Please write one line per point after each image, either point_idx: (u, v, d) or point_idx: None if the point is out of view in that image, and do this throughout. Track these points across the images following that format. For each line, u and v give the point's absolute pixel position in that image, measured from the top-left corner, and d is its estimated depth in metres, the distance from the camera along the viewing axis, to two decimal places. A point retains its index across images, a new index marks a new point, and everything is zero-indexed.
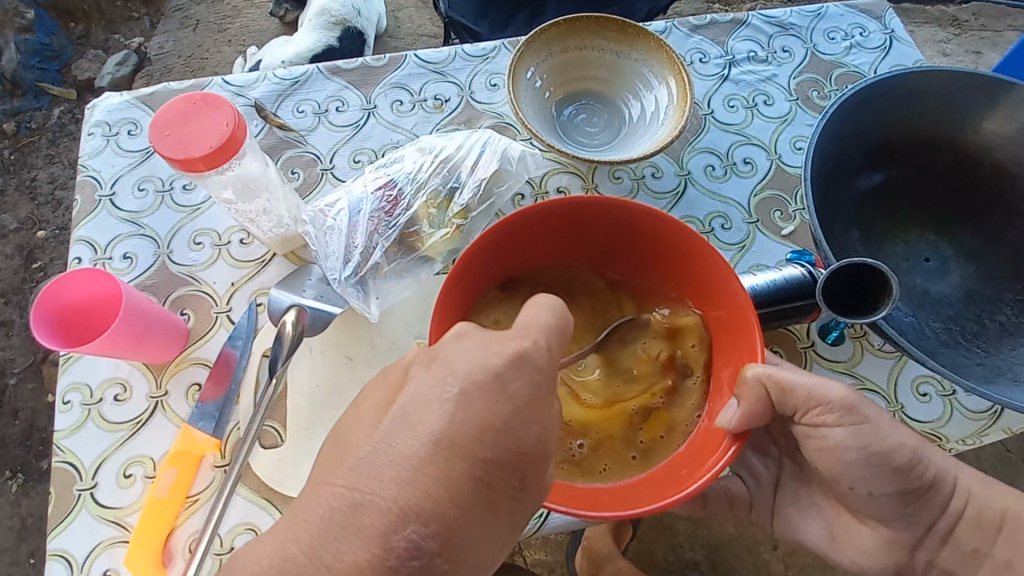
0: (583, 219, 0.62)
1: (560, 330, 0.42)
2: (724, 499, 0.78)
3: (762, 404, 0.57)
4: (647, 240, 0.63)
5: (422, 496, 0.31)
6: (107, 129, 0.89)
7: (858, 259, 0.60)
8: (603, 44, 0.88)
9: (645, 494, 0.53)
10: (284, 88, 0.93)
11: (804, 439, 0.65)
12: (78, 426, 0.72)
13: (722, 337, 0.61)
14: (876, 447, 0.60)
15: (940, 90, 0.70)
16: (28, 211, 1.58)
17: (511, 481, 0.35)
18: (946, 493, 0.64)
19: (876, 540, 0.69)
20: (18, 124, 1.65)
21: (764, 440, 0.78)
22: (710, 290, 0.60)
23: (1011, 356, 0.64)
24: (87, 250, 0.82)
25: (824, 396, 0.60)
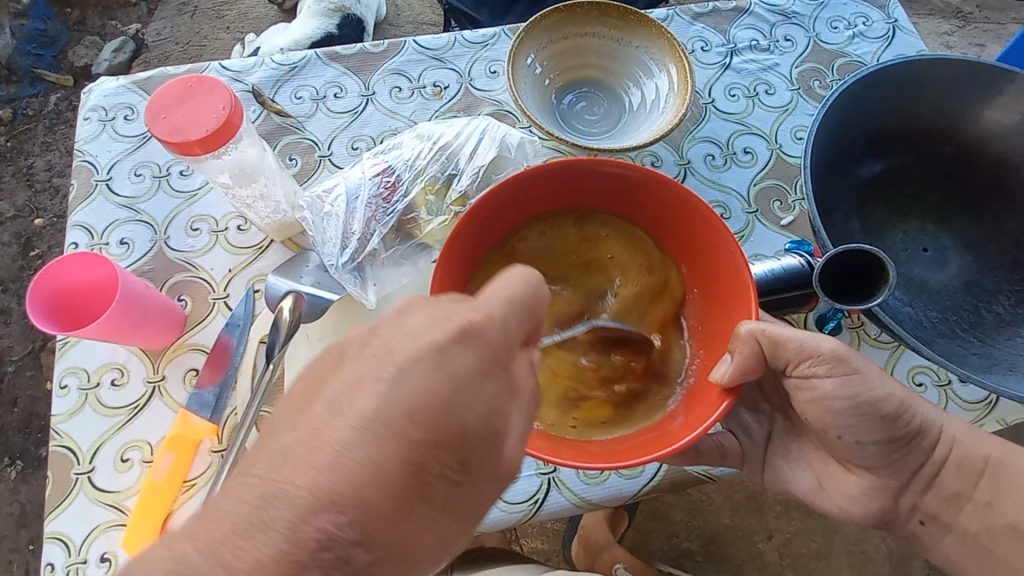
0: (582, 180, 0.64)
1: (525, 302, 0.39)
2: (717, 454, 0.73)
3: (755, 361, 0.59)
4: (645, 201, 0.65)
5: (342, 482, 0.30)
6: (103, 113, 0.88)
7: (854, 246, 0.60)
8: (604, 31, 0.87)
9: (639, 449, 0.56)
10: (282, 73, 0.93)
11: (794, 392, 0.65)
12: (75, 411, 0.72)
13: (714, 300, 0.64)
14: (865, 396, 0.61)
15: (944, 79, 0.69)
16: (26, 198, 1.57)
17: (449, 465, 0.34)
18: (931, 440, 0.64)
19: (862, 488, 0.68)
20: (14, 111, 1.63)
21: (755, 396, 0.78)
22: (705, 250, 0.63)
23: (1007, 346, 0.65)
24: (84, 235, 0.81)
25: (815, 348, 0.61)
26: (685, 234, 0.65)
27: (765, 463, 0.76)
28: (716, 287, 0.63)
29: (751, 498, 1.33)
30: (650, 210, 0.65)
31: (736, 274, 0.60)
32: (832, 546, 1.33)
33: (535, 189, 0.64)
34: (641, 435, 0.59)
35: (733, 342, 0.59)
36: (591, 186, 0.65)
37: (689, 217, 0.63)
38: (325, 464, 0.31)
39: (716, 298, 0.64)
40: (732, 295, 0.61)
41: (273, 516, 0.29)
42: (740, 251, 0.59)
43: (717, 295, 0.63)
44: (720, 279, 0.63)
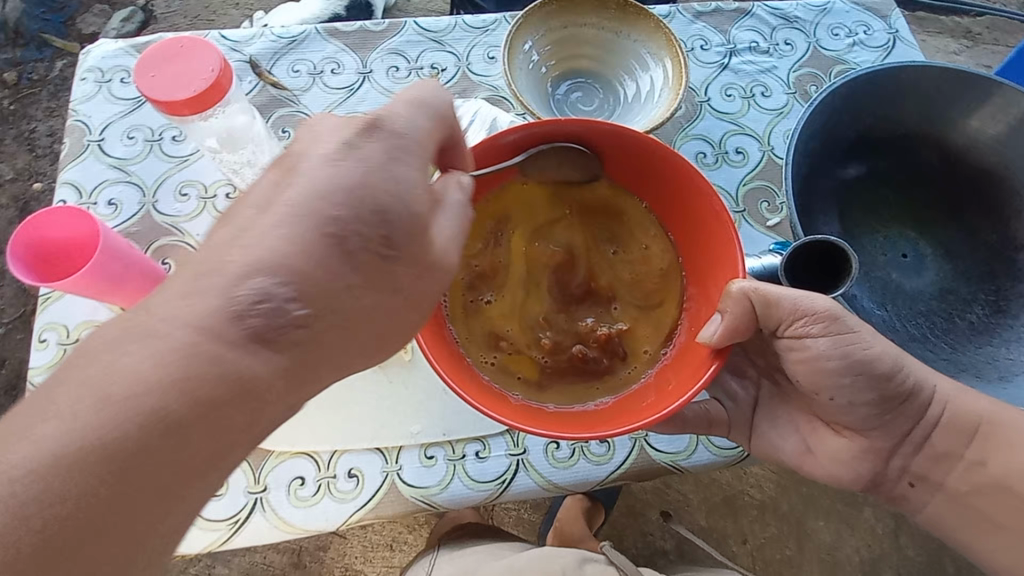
0: (573, 142, 0.65)
1: (427, 105, 0.50)
2: (703, 421, 0.72)
3: (747, 319, 0.59)
4: (636, 160, 0.66)
5: (270, 253, 0.41)
6: (100, 75, 0.89)
7: (818, 236, 0.63)
8: (601, 23, 0.87)
9: (627, 419, 0.58)
10: (281, 46, 0.93)
11: (785, 353, 0.64)
12: (52, 365, 0.73)
13: (702, 260, 0.66)
14: (858, 355, 0.60)
15: (931, 87, 0.72)
16: (26, 162, 1.57)
17: (372, 242, 0.44)
18: (923, 401, 0.64)
19: (851, 450, 0.68)
20: (19, 74, 1.63)
21: (742, 362, 0.77)
22: (693, 213, 0.64)
23: (976, 353, 0.69)
24: (72, 194, 0.82)
25: (810, 307, 0.60)
26: (677, 199, 0.66)
27: (752, 430, 0.74)
28: (706, 252, 0.65)
29: (727, 501, 1.34)
30: (642, 174, 0.67)
31: (723, 237, 0.62)
32: (805, 552, 1.33)
33: (528, 152, 0.65)
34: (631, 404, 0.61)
35: (723, 301, 0.59)
36: (585, 149, 0.66)
37: (678, 180, 0.64)
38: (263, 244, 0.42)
39: (706, 263, 0.65)
40: (720, 260, 0.63)
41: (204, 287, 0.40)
42: (728, 214, 0.60)
43: (706, 260, 0.65)
44: (710, 244, 0.64)
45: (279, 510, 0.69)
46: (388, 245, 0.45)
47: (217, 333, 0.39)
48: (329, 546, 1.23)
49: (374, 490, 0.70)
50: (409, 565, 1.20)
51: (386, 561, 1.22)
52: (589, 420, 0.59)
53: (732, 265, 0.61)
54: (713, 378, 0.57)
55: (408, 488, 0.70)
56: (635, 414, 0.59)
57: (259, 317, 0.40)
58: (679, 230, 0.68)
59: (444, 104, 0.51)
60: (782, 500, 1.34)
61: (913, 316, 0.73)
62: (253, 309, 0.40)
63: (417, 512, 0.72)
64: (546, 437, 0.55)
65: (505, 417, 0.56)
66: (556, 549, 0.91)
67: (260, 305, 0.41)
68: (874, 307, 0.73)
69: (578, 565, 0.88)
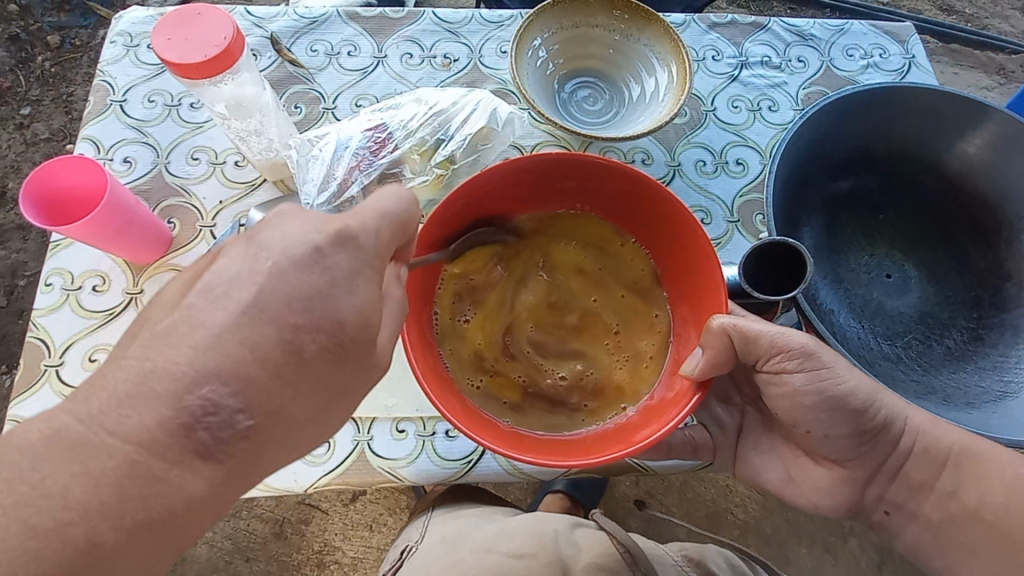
0: (564, 175, 0.65)
1: (395, 217, 0.49)
2: (687, 446, 0.72)
3: (727, 355, 0.59)
4: (626, 196, 0.66)
5: (224, 359, 0.39)
6: (128, 39, 0.93)
7: (779, 238, 0.65)
8: (613, 25, 0.89)
9: (606, 448, 0.57)
10: (302, 26, 0.96)
11: (766, 387, 0.65)
12: (55, 307, 0.77)
13: (689, 296, 0.65)
14: (832, 391, 0.61)
15: (925, 111, 0.79)
16: (62, 123, 1.63)
17: (325, 345, 0.43)
18: (896, 433, 0.64)
19: (830, 479, 0.69)
20: (63, 38, 1.69)
21: (728, 388, 0.78)
22: (682, 246, 0.64)
23: (948, 377, 0.73)
24: (91, 149, 0.86)
25: (786, 343, 0.61)
26: (666, 233, 0.66)
27: (736, 454, 0.76)
28: (693, 285, 0.64)
29: (709, 517, 1.31)
30: (635, 210, 0.67)
31: (708, 272, 0.61)
32: None
33: (518, 184, 0.66)
34: (613, 435, 0.60)
35: (705, 336, 0.59)
36: (575, 182, 0.67)
37: (666, 215, 0.64)
38: (224, 352, 0.40)
39: (693, 297, 0.64)
40: (707, 296, 0.62)
41: (153, 386, 0.38)
42: (712, 248, 0.60)
43: (693, 295, 0.64)
44: (698, 279, 0.63)
45: None
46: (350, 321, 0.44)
47: (156, 452, 0.38)
48: (310, 520, 1.25)
49: (342, 456, 0.72)
50: (388, 547, 1.22)
51: (364, 540, 1.24)
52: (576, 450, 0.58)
53: (716, 299, 0.61)
54: (696, 408, 0.56)
55: (376, 459, 0.72)
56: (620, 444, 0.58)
57: (209, 432, 0.39)
58: (669, 264, 0.68)
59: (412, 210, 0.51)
60: (766, 524, 1.31)
61: (890, 334, 0.78)
62: (203, 421, 0.39)
63: (382, 484, 0.73)
64: (530, 464, 0.54)
65: (491, 442, 0.56)
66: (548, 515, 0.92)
67: (208, 418, 0.39)
68: (852, 325, 0.78)
69: (568, 529, 0.88)
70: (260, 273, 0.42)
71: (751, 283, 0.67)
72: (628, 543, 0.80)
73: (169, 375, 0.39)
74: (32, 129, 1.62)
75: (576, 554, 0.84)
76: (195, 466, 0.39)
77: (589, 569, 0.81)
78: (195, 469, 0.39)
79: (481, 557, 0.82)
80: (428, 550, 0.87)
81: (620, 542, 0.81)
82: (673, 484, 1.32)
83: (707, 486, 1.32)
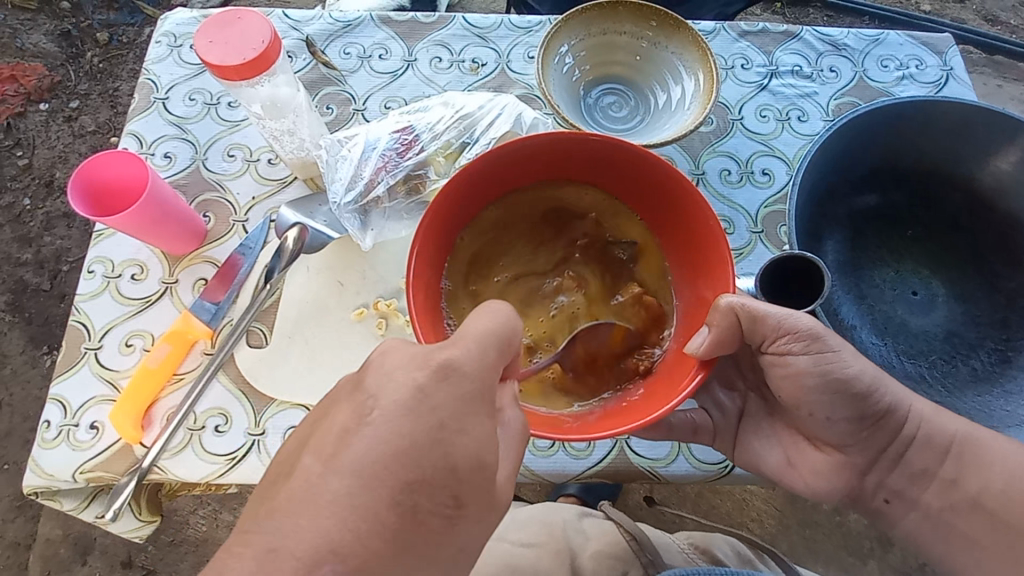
0: (569, 154, 0.65)
1: (500, 336, 0.47)
2: (687, 428, 0.73)
3: (732, 334, 0.59)
4: (631, 176, 0.66)
5: (342, 532, 0.37)
6: (173, 40, 0.97)
7: (795, 253, 0.64)
8: (642, 32, 0.89)
9: (605, 423, 0.57)
10: (336, 29, 0.99)
11: (769, 368, 0.66)
12: (96, 294, 0.81)
13: (695, 280, 0.65)
14: (837, 373, 0.62)
15: (959, 125, 0.77)
16: (107, 117, 1.71)
17: (439, 504, 0.41)
18: (899, 420, 0.65)
19: (828, 464, 0.70)
20: (111, 35, 1.77)
21: (732, 373, 0.78)
22: (686, 226, 0.64)
23: (972, 400, 0.72)
24: (134, 143, 0.90)
25: (793, 326, 0.61)
26: (681, 220, 0.65)
27: (736, 441, 0.74)
28: (702, 272, 0.63)
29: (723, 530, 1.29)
30: (639, 190, 0.67)
31: (717, 259, 0.61)
32: None
33: (534, 158, 0.65)
34: (613, 412, 0.60)
35: (712, 314, 0.59)
36: (592, 162, 0.66)
37: (670, 195, 0.64)
38: None
39: (697, 279, 0.64)
40: (713, 280, 0.62)
41: None
42: (721, 233, 0.60)
43: (698, 277, 0.64)
44: (703, 261, 0.63)
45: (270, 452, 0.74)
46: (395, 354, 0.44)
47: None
48: None
49: None
50: None
51: None
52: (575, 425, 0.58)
53: (721, 283, 0.61)
54: (699, 386, 0.56)
55: None
56: (621, 421, 0.57)
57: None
58: (682, 253, 0.66)
59: (512, 334, 0.48)
60: (781, 539, 1.29)
61: (914, 353, 0.77)
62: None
63: None
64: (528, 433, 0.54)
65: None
66: (557, 505, 0.92)
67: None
68: (873, 342, 0.77)
69: (577, 518, 0.88)
70: None
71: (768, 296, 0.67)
72: (633, 532, 0.81)
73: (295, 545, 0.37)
74: (79, 122, 1.69)
75: (585, 542, 0.85)
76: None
77: (596, 559, 0.82)
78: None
79: (494, 544, 0.83)
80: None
81: (627, 532, 0.82)
82: (689, 494, 1.30)
83: (723, 499, 1.30)
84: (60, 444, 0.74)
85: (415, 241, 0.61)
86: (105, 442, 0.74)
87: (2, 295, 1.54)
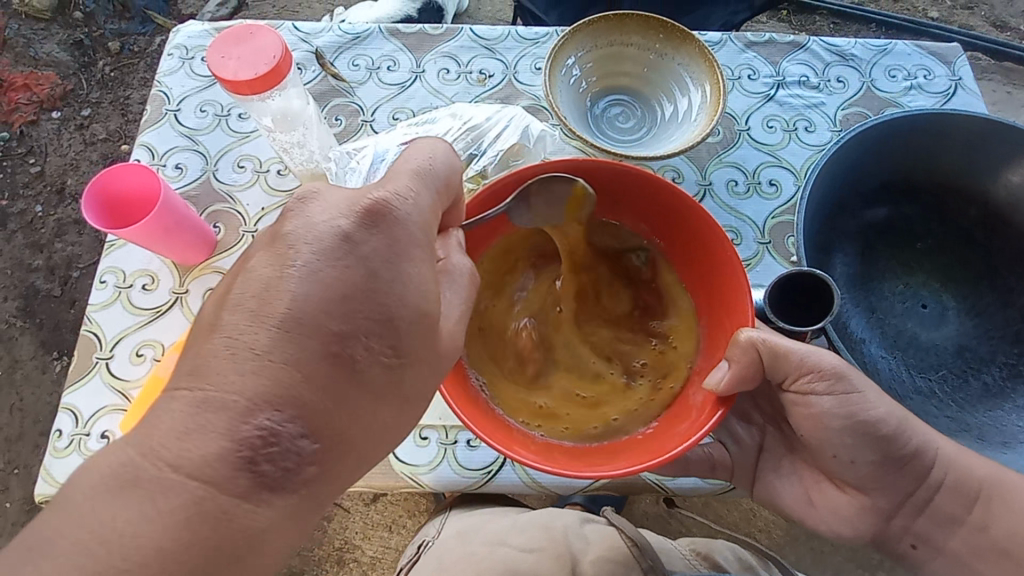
0: (579, 180, 0.66)
1: (438, 173, 0.51)
2: (705, 464, 0.74)
3: (754, 370, 0.59)
4: (642, 199, 0.66)
5: (272, 383, 0.39)
6: (184, 52, 0.98)
7: (806, 270, 0.64)
8: (648, 45, 0.90)
9: (623, 459, 0.58)
10: (345, 41, 1.00)
11: (791, 407, 0.66)
12: (107, 303, 0.82)
13: (711, 307, 0.66)
14: (862, 416, 0.61)
15: (971, 138, 0.76)
16: (118, 125, 1.73)
17: (379, 353, 0.43)
18: (926, 464, 0.64)
19: (852, 506, 0.70)
20: (122, 45, 1.79)
21: (749, 408, 0.80)
22: (702, 250, 0.64)
23: (983, 415, 0.72)
24: (146, 154, 0.91)
25: (817, 363, 0.61)
26: (694, 244, 0.65)
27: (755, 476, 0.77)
28: (719, 298, 0.64)
29: None
30: (651, 212, 0.67)
31: (736, 291, 0.61)
32: None
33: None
34: (636, 445, 0.61)
35: (732, 349, 0.59)
36: (608, 190, 0.67)
37: (685, 220, 0.64)
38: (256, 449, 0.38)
39: (714, 306, 0.65)
40: (731, 308, 0.62)
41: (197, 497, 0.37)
42: (738, 260, 0.60)
43: (717, 304, 0.64)
44: (720, 288, 0.64)
45: None
46: (393, 352, 0.44)
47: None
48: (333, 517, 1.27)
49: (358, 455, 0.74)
50: (405, 548, 1.23)
51: (383, 540, 1.26)
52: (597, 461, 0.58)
53: (741, 311, 0.61)
54: (719, 422, 0.57)
55: (399, 465, 0.73)
56: (644, 456, 0.58)
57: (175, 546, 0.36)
58: (697, 277, 0.67)
59: (452, 168, 0.52)
60: (789, 551, 1.27)
61: (924, 367, 0.77)
62: (263, 453, 0.39)
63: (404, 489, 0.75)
64: (543, 472, 0.54)
65: (501, 447, 0.55)
66: (558, 510, 0.92)
67: (269, 448, 0.39)
68: (882, 355, 0.77)
69: (579, 524, 0.89)
70: (293, 282, 0.41)
71: (777, 311, 0.67)
72: (636, 538, 0.80)
73: (221, 406, 0.38)
74: (91, 130, 1.72)
75: (586, 547, 0.85)
76: (267, 498, 0.39)
77: (597, 562, 0.82)
78: (268, 502, 0.39)
79: (494, 549, 0.83)
80: (442, 545, 0.88)
81: (630, 539, 0.82)
82: (695, 502, 1.29)
83: (731, 508, 1.29)
84: (72, 453, 0.74)
85: None
86: None
87: (13, 301, 1.56)
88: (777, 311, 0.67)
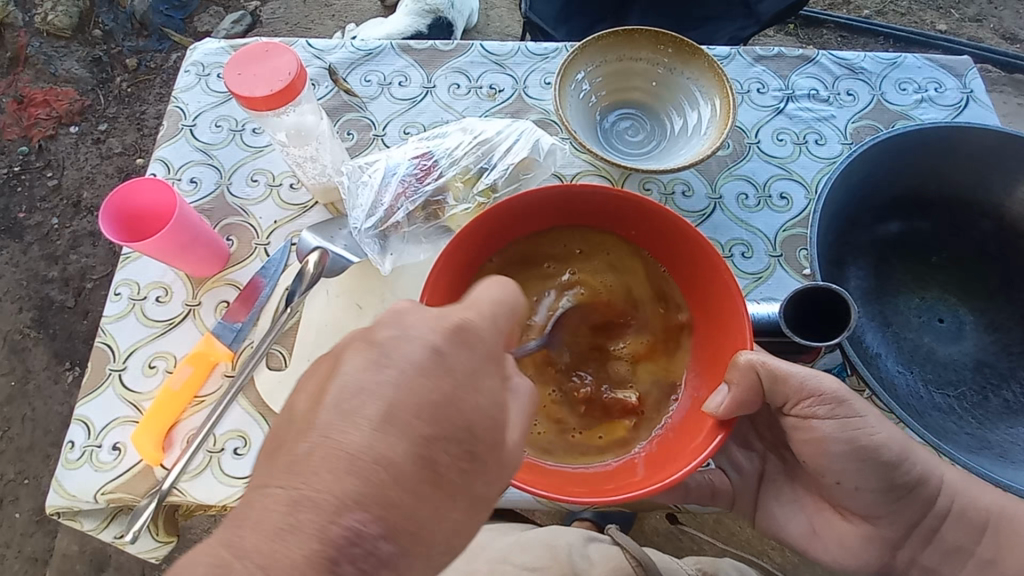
0: (577, 199, 0.66)
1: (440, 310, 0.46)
2: (706, 490, 0.74)
3: (752, 395, 0.58)
4: (642, 219, 0.66)
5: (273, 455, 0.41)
6: (201, 68, 1.00)
7: (823, 284, 0.63)
8: (657, 59, 0.90)
9: (622, 487, 0.57)
10: (358, 58, 1.01)
11: (791, 431, 0.66)
12: (122, 315, 0.83)
13: (709, 327, 0.65)
14: (864, 440, 0.61)
15: (979, 152, 0.76)
16: (133, 139, 1.76)
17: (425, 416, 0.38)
18: (932, 490, 0.65)
19: (856, 537, 0.70)
20: (139, 61, 1.83)
21: (750, 434, 0.80)
22: (703, 274, 0.64)
23: (1007, 432, 0.71)
24: (162, 168, 0.93)
25: (817, 387, 0.61)
26: (696, 267, 0.64)
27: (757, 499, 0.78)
28: (716, 319, 0.63)
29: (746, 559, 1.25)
30: (653, 231, 0.66)
31: (733, 309, 0.61)
32: None
33: (542, 203, 0.66)
34: (635, 468, 0.60)
35: (730, 371, 0.59)
36: (602, 209, 0.67)
37: (686, 244, 0.64)
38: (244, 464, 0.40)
39: (714, 328, 0.64)
40: (728, 329, 0.62)
41: None
42: (736, 285, 0.60)
43: (715, 327, 0.64)
44: (719, 311, 0.63)
45: (223, 467, 0.74)
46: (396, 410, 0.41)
47: None
48: None
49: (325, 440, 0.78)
50: None
51: None
52: (587, 485, 0.58)
53: (740, 335, 0.60)
54: (718, 448, 0.56)
55: None
56: (640, 480, 0.57)
57: None
58: (696, 297, 0.66)
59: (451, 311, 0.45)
60: (804, 569, 1.24)
61: (942, 383, 0.77)
62: None
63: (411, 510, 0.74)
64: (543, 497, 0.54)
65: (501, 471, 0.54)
66: (561, 527, 0.91)
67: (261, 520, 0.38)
68: (900, 371, 0.77)
69: (582, 543, 0.88)
70: None
71: (795, 328, 0.66)
72: (638, 556, 0.82)
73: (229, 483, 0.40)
74: (107, 144, 1.75)
75: (590, 567, 0.84)
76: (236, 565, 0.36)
77: None
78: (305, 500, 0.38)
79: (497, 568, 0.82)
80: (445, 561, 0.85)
81: (632, 555, 0.83)
82: (707, 520, 1.27)
83: (743, 525, 1.26)
84: (83, 464, 0.75)
85: (429, 280, 0.60)
86: (126, 463, 0.74)
87: (28, 312, 1.58)
88: (799, 329, 0.66)
